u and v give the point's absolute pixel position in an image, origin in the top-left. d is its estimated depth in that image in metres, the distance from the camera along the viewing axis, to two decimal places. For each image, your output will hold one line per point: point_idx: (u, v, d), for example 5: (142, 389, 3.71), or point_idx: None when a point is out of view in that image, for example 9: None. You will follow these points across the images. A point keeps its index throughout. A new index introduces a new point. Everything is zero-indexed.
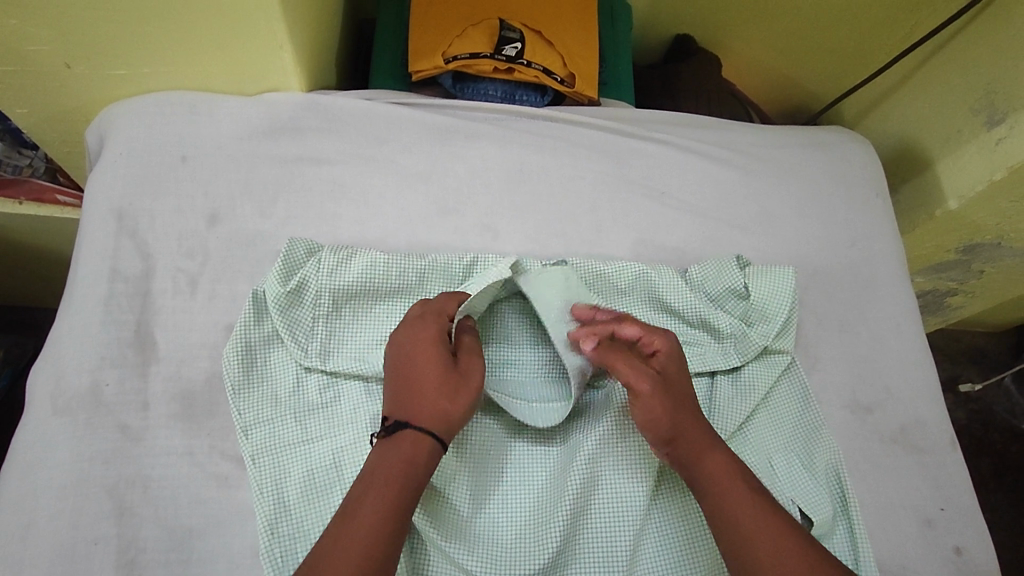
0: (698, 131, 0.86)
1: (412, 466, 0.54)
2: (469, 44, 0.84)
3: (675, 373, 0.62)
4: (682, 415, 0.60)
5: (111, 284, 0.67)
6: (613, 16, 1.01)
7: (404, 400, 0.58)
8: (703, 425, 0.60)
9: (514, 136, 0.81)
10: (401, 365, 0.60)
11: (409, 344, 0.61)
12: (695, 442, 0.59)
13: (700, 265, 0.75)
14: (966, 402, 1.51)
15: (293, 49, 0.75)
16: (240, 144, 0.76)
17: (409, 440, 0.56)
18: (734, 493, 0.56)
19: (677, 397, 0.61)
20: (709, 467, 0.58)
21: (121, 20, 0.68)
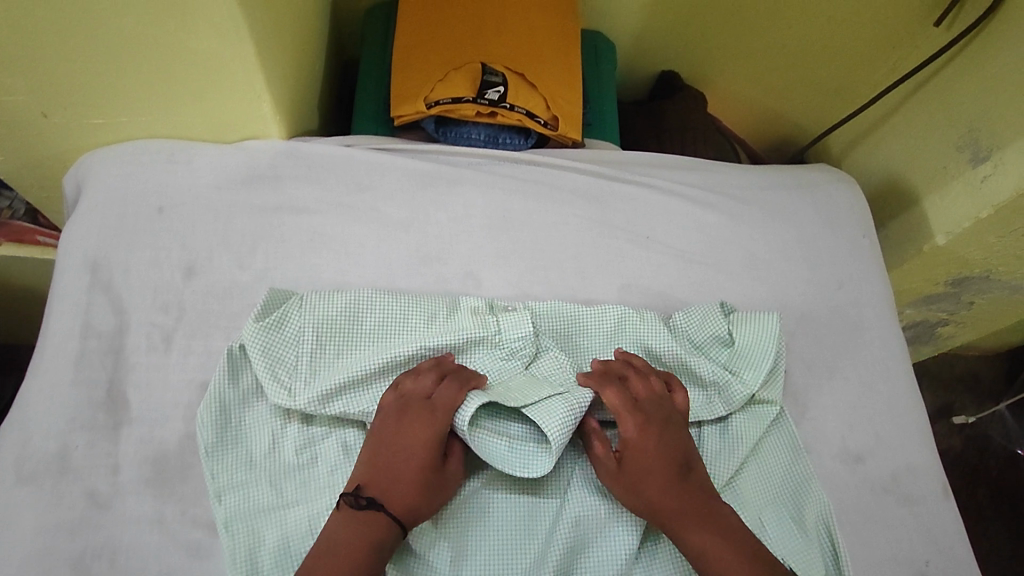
0: (683, 173, 0.86)
1: (374, 554, 0.56)
2: (451, 89, 0.83)
3: (645, 454, 0.62)
4: (655, 500, 0.61)
5: (83, 341, 0.66)
6: (596, 56, 1.01)
7: (385, 481, 0.59)
8: (684, 500, 0.61)
9: (498, 181, 0.80)
10: (388, 450, 0.60)
11: (410, 426, 0.60)
12: (677, 522, 0.60)
13: (686, 312, 0.73)
14: (961, 429, 1.50)
15: (271, 98, 0.74)
16: (218, 193, 0.75)
17: (373, 524, 0.57)
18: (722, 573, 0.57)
19: (646, 482, 0.61)
20: (694, 547, 0.59)
21: (96, 68, 0.67)
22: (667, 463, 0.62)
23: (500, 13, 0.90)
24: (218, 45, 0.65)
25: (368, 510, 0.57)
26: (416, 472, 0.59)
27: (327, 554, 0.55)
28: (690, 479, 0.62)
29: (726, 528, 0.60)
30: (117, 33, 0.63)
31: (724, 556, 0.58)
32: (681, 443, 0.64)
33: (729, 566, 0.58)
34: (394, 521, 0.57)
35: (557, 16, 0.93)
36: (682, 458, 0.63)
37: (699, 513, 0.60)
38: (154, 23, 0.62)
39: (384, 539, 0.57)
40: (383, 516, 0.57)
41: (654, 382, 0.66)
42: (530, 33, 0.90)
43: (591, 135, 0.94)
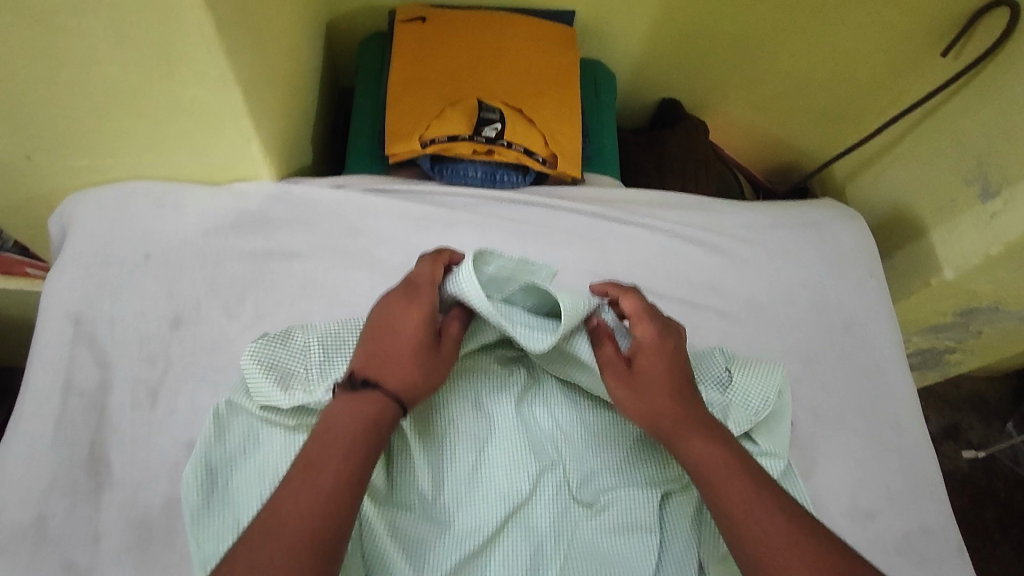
0: (685, 213, 0.83)
1: (374, 434, 0.54)
2: (448, 125, 0.81)
3: (654, 357, 0.62)
4: (661, 403, 0.60)
5: (65, 398, 0.64)
6: (595, 86, 0.99)
7: (379, 356, 0.58)
8: (688, 410, 0.60)
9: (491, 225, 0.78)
10: (383, 326, 0.60)
11: (405, 306, 0.61)
12: (681, 429, 0.59)
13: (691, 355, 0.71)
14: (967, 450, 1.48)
15: (261, 141, 0.72)
16: (206, 239, 0.73)
17: (370, 397, 0.56)
18: (723, 482, 0.55)
19: (654, 386, 0.61)
20: (696, 456, 0.57)
21: (80, 111, 0.65)
22: (676, 372, 0.62)
23: (498, 47, 0.88)
24: (206, 93, 0.63)
25: (367, 391, 0.56)
26: (412, 348, 0.59)
27: (330, 436, 0.52)
28: (693, 392, 0.62)
29: (727, 443, 0.58)
30: (102, 82, 0.61)
31: (728, 461, 0.56)
32: (685, 360, 0.64)
33: (731, 475, 0.55)
34: (388, 394, 0.56)
35: (557, 49, 0.91)
36: (687, 374, 0.63)
37: (704, 424, 0.59)
38: (140, 72, 0.60)
39: (383, 417, 0.55)
40: (381, 395, 0.56)
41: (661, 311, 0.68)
42: (528, 69, 0.88)
43: (591, 171, 0.91)
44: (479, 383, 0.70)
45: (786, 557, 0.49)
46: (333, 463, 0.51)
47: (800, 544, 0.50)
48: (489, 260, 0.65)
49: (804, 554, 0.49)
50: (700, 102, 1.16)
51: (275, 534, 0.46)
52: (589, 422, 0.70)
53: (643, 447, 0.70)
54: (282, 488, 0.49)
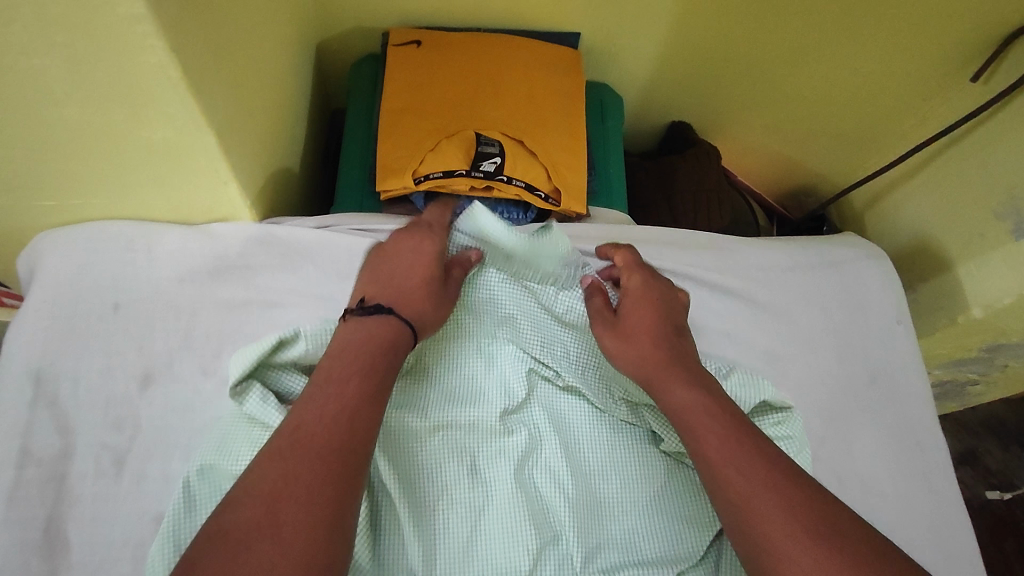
0: (699, 253, 0.77)
1: (389, 351, 0.53)
2: (443, 160, 0.76)
3: (640, 304, 0.66)
4: (645, 347, 0.61)
5: (20, 469, 0.59)
6: (601, 111, 0.93)
7: (393, 286, 0.60)
8: (671, 358, 0.60)
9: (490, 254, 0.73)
10: (392, 261, 0.63)
11: (415, 243, 0.65)
12: (661, 375, 0.58)
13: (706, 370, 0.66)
14: (986, 476, 1.41)
15: (239, 183, 0.66)
16: (181, 288, 0.68)
17: (387, 320, 0.55)
18: (703, 426, 0.52)
19: (640, 331, 0.63)
20: (676, 401, 0.55)
21: (38, 157, 0.60)
22: (661, 324, 0.64)
23: (497, 74, 0.82)
24: (176, 135, 0.58)
25: (381, 314, 0.56)
26: (423, 279, 0.61)
27: (346, 355, 0.50)
28: (681, 341, 0.63)
29: (716, 394, 0.56)
30: (60, 126, 0.56)
31: (709, 411, 0.53)
32: (676, 312, 0.66)
33: (715, 424, 0.52)
34: (403, 319, 0.57)
35: (561, 73, 0.85)
36: (676, 324, 0.65)
37: (687, 370, 0.59)
38: (102, 117, 0.55)
39: (397, 340, 0.55)
40: (395, 319, 0.56)
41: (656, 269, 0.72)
42: (529, 97, 0.82)
43: (597, 204, 0.85)
44: (478, 445, 0.65)
45: (769, 499, 0.46)
46: (354, 381, 0.48)
47: (785, 486, 0.47)
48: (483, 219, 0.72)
49: (795, 499, 0.46)
50: (710, 124, 1.10)
51: (294, 442, 0.43)
52: (592, 490, 0.66)
53: (649, 520, 0.65)
54: (305, 397, 0.47)
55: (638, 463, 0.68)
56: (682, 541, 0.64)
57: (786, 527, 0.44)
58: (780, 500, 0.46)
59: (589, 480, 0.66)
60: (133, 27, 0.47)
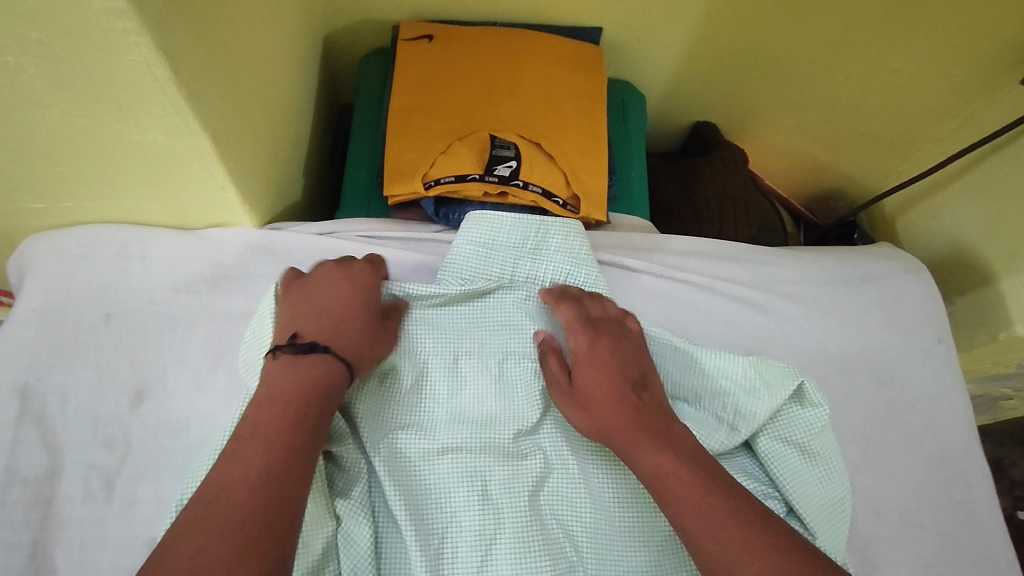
0: (727, 265, 0.72)
1: (326, 397, 0.50)
2: (455, 164, 0.71)
3: (592, 366, 0.57)
4: (605, 418, 0.54)
5: (5, 489, 0.55)
6: (622, 111, 0.88)
7: (325, 326, 0.54)
8: (638, 417, 0.53)
9: (505, 264, 0.68)
10: (325, 308, 0.56)
11: (345, 288, 0.58)
12: (627, 440, 0.52)
13: (754, 363, 0.61)
14: (1009, 487, 1.26)
15: (238, 188, 0.62)
16: (177, 298, 0.64)
17: (319, 367, 0.51)
18: (679, 494, 0.48)
19: (596, 398, 0.55)
20: (648, 469, 0.50)
21: (23, 158, 0.56)
22: (618, 380, 0.56)
23: (513, 72, 0.78)
24: (168, 138, 0.54)
25: (312, 355, 0.51)
26: (358, 327, 0.56)
27: (280, 404, 0.47)
28: (645, 396, 0.56)
29: (686, 450, 0.51)
30: (46, 127, 0.52)
31: (683, 477, 0.49)
32: (633, 358, 0.59)
33: (689, 490, 0.48)
34: (339, 362, 0.52)
35: (581, 72, 0.80)
36: (637, 373, 0.57)
37: (655, 431, 0.52)
38: (89, 118, 0.51)
39: (335, 382, 0.51)
40: (331, 358, 0.52)
41: (604, 305, 0.63)
42: (547, 97, 0.77)
43: (616, 210, 0.81)
44: (490, 469, 0.59)
45: (752, 568, 0.45)
46: (282, 435, 0.45)
47: (764, 550, 0.46)
48: (486, 228, 0.67)
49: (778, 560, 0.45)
50: (734, 124, 1.05)
51: (214, 514, 0.41)
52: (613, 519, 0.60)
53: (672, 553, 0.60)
54: (230, 461, 0.44)
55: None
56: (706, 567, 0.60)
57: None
58: (762, 566, 0.45)
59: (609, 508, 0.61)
60: (114, 23, 0.42)
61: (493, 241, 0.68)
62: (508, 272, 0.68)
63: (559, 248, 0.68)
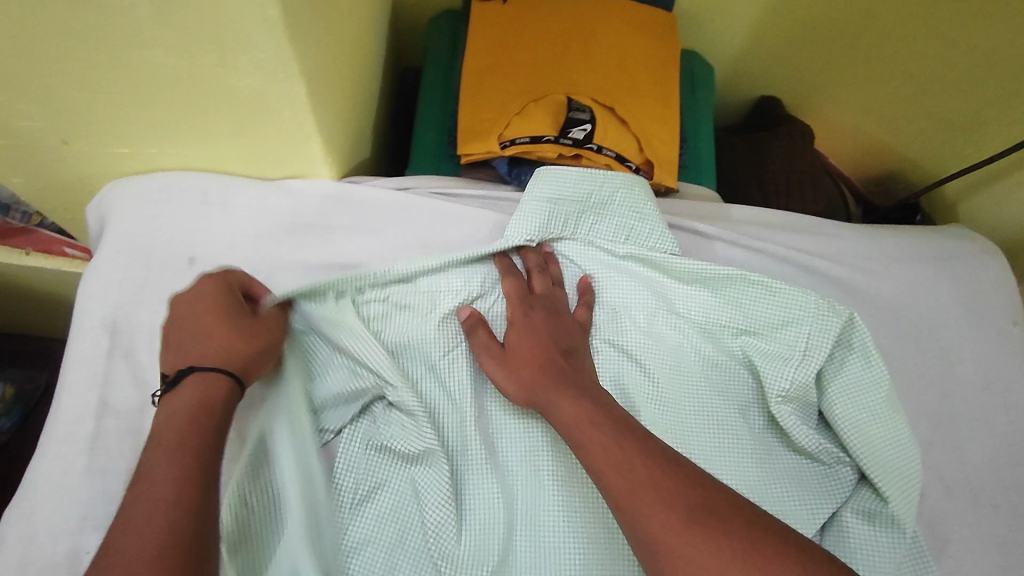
0: (797, 236, 0.72)
1: (200, 418, 0.50)
2: (531, 125, 0.71)
3: (523, 338, 0.61)
4: (531, 376, 0.58)
5: (98, 420, 0.59)
6: (690, 81, 0.87)
7: (189, 349, 0.54)
8: (562, 378, 0.57)
9: (564, 220, 0.69)
10: (184, 329, 0.55)
11: (197, 296, 0.57)
12: (548, 392, 0.56)
13: (821, 301, 0.63)
14: None
15: (323, 139, 0.63)
16: (257, 244, 0.66)
17: (190, 391, 0.51)
18: (590, 437, 0.51)
19: (529, 362, 0.59)
20: (563, 419, 0.54)
21: (122, 99, 0.58)
22: (548, 346, 0.60)
23: (587, 36, 0.77)
24: (263, 82, 0.54)
25: (177, 388, 0.52)
26: (214, 329, 0.55)
27: (152, 442, 0.48)
28: (573, 362, 0.59)
29: (600, 402, 0.55)
30: (149, 71, 0.54)
31: (593, 421, 0.52)
32: (567, 332, 0.62)
33: (597, 432, 0.51)
34: (210, 375, 0.52)
35: (655, 38, 0.79)
36: (565, 343, 0.61)
37: (574, 385, 0.56)
38: (190, 61, 0.52)
39: (211, 396, 0.52)
40: (200, 376, 0.52)
41: (551, 281, 0.67)
42: (621, 63, 0.76)
43: (684, 179, 0.80)
44: None
45: (650, 498, 0.45)
46: (164, 464, 0.46)
47: (663, 481, 0.46)
48: (554, 183, 0.67)
49: (673, 490, 0.46)
50: (794, 100, 1.04)
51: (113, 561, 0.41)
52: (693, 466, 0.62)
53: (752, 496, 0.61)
54: (125, 514, 0.44)
55: (742, 435, 0.64)
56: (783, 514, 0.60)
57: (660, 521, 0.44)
58: (660, 496, 0.45)
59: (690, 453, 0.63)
60: None
61: (564, 197, 0.68)
62: (570, 227, 0.70)
63: (626, 203, 0.69)
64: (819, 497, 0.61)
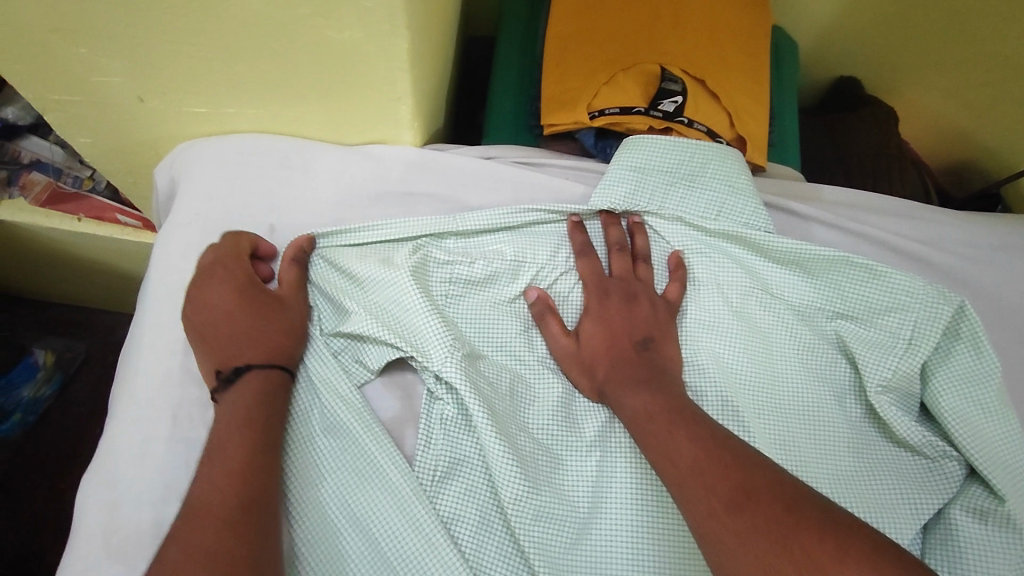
0: (895, 220, 0.69)
1: (270, 407, 0.54)
2: (621, 95, 0.68)
3: (603, 326, 0.61)
4: (603, 367, 0.59)
5: (180, 387, 0.58)
6: (775, 57, 0.83)
7: (238, 345, 0.56)
8: (631, 369, 0.57)
9: (655, 190, 0.65)
10: (227, 325, 0.57)
11: (232, 289, 0.58)
12: (616, 384, 0.57)
13: (929, 287, 0.61)
14: None
15: (413, 101, 0.61)
16: (340, 212, 0.65)
17: (253, 389, 0.54)
18: (649, 428, 0.52)
19: (602, 356, 0.59)
20: (628, 408, 0.55)
21: (208, 54, 0.56)
22: (619, 336, 0.60)
23: (677, 1, 0.73)
24: (364, 36, 0.52)
25: (240, 378, 0.54)
26: (261, 323, 0.57)
27: (226, 431, 0.51)
28: (649, 354, 0.59)
29: (666, 392, 0.55)
30: (242, 21, 0.51)
31: (656, 411, 0.53)
32: (643, 319, 0.60)
33: (655, 425, 0.52)
34: (270, 370, 0.56)
35: (746, 8, 0.76)
36: (641, 333, 0.60)
37: (641, 377, 0.56)
38: (291, 13, 0.50)
39: (273, 391, 0.55)
40: (260, 374, 0.55)
41: (631, 256, 0.64)
42: (712, 32, 0.72)
43: (771, 158, 0.77)
44: None
45: (694, 485, 0.47)
46: (231, 457, 0.50)
47: (706, 463, 0.48)
48: (642, 152, 0.66)
49: (714, 477, 0.47)
50: (873, 81, 1.00)
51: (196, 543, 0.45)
52: (789, 458, 0.59)
53: (853, 491, 0.58)
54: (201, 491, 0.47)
55: (841, 425, 0.61)
56: (888, 511, 0.57)
57: (705, 507, 0.45)
58: (703, 482, 0.47)
59: (785, 442, 0.59)
60: None
61: (653, 166, 0.65)
62: (659, 197, 0.65)
63: (717, 178, 0.66)
64: (926, 494, 0.58)
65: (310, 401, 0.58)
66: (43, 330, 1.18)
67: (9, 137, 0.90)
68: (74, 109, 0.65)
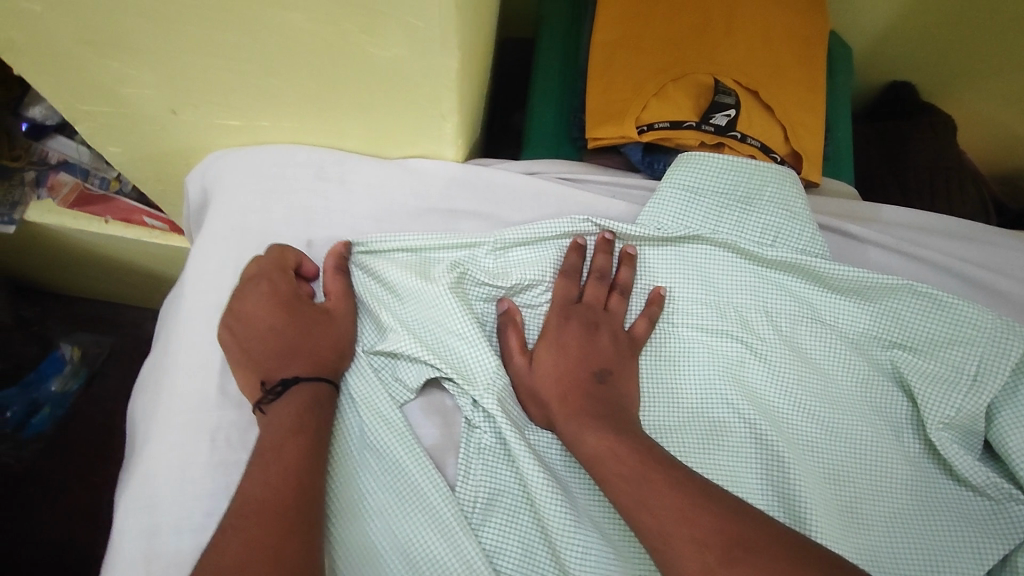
0: (962, 245, 0.66)
1: (314, 426, 0.52)
2: (670, 109, 0.65)
3: (561, 351, 0.57)
4: (552, 395, 0.56)
5: (216, 408, 0.57)
6: (829, 64, 0.79)
7: (281, 360, 0.55)
8: (594, 406, 0.54)
9: (707, 213, 0.62)
10: (269, 339, 0.55)
11: (272, 301, 0.57)
12: (574, 420, 0.53)
13: (1000, 321, 0.57)
14: None
15: (457, 119, 0.58)
16: (379, 229, 0.63)
17: (297, 402, 0.53)
18: (617, 472, 0.49)
19: (554, 383, 0.56)
20: (590, 449, 0.51)
21: (242, 70, 0.54)
22: (578, 367, 0.57)
23: (729, 5, 0.69)
24: (409, 56, 0.50)
25: (289, 391, 0.53)
26: (303, 337, 0.56)
27: (268, 453, 0.49)
28: (607, 385, 0.56)
29: (627, 432, 0.52)
30: (283, 39, 0.49)
31: (623, 456, 0.50)
32: (602, 351, 0.57)
33: (625, 467, 0.49)
34: (315, 384, 0.54)
35: (802, 15, 0.72)
36: (599, 364, 0.57)
37: (596, 415, 0.53)
38: (332, 32, 0.48)
39: (317, 410, 0.53)
40: (304, 391, 0.53)
41: (607, 284, 0.61)
42: (768, 40, 0.69)
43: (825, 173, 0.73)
44: (679, 386, 0.59)
45: (679, 533, 0.45)
46: (269, 480, 0.48)
47: (689, 509, 0.46)
48: (693, 170, 0.63)
49: (705, 522, 0.45)
50: (927, 87, 0.95)
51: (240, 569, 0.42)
52: (843, 490, 0.56)
53: (913, 533, 0.55)
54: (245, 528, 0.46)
55: (901, 460, 0.58)
56: (951, 558, 0.55)
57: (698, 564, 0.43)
58: (692, 530, 0.45)
59: (839, 477, 0.57)
60: None
61: (705, 184, 0.62)
62: (712, 221, 0.62)
63: (774, 196, 0.62)
64: (989, 539, 0.55)
65: (353, 422, 0.56)
66: (70, 326, 1.18)
67: (37, 137, 0.88)
68: (105, 119, 0.63)
